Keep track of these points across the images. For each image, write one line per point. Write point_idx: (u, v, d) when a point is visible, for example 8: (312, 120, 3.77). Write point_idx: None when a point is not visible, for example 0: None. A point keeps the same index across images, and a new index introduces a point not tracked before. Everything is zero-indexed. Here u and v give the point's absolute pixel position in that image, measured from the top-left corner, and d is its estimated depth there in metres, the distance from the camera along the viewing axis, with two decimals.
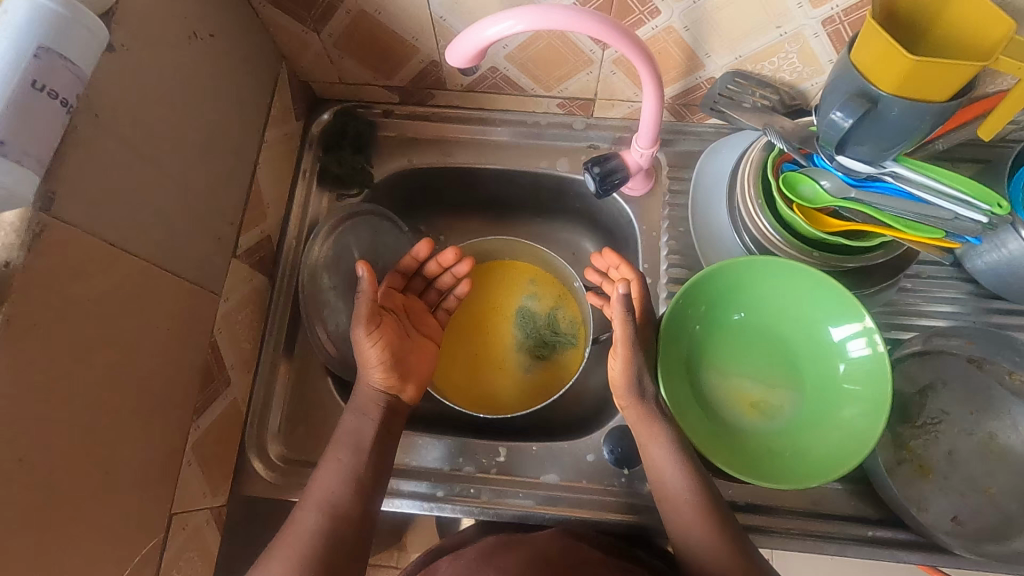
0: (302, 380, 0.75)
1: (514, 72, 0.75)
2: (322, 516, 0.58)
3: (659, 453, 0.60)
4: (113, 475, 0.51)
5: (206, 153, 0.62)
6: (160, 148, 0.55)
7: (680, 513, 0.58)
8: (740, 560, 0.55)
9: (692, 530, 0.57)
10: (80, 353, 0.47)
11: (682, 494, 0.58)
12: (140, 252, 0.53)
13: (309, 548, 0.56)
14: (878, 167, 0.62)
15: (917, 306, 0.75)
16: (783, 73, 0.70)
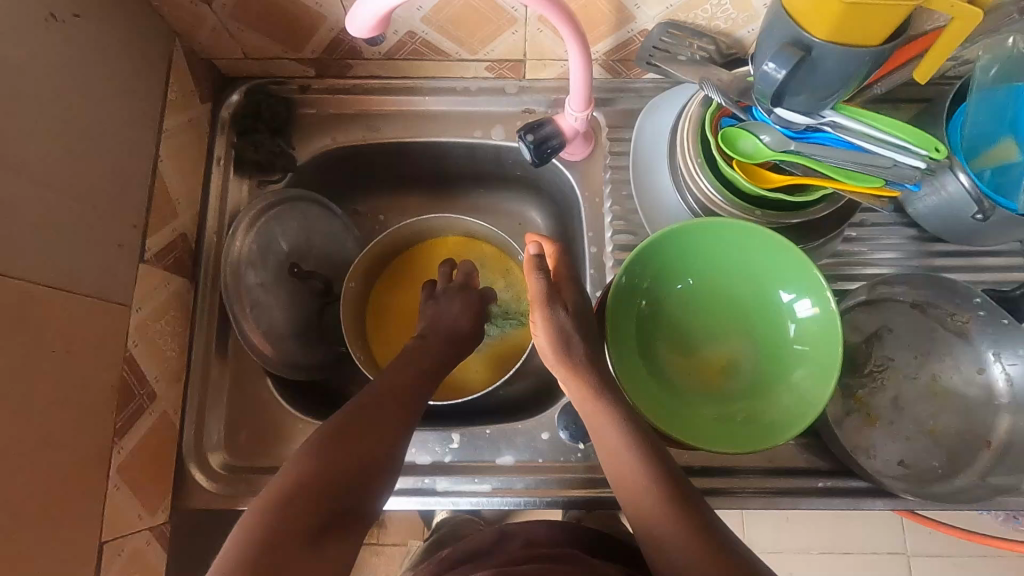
0: (239, 384, 0.71)
1: (434, 36, 0.69)
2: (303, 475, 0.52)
3: (607, 430, 0.58)
4: (24, 514, 0.48)
5: (88, 152, 0.56)
6: (22, 153, 0.49)
7: (638, 500, 0.54)
8: (701, 537, 0.50)
9: (653, 520, 0.52)
10: None
11: (637, 476, 0.55)
12: (18, 272, 0.48)
13: (286, 490, 0.51)
14: (816, 118, 0.60)
15: (862, 255, 0.74)
16: (717, 21, 0.66)
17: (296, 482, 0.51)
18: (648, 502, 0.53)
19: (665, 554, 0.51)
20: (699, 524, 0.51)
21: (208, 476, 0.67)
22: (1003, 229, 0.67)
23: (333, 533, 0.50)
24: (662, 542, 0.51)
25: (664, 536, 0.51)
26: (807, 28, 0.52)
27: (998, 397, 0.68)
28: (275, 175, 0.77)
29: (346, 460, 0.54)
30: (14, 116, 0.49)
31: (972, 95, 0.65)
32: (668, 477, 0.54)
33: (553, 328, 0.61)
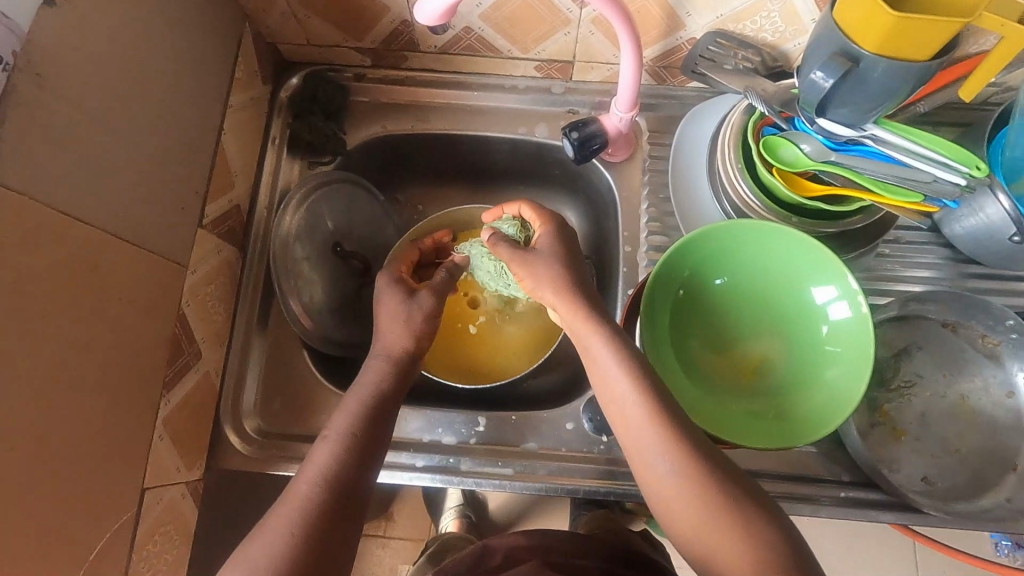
0: (277, 353, 0.74)
1: (489, 33, 0.72)
2: (334, 445, 0.54)
3: (606, 367, 0.55)
4: (80, 451, 0.50)
5: (162, 117, 0.59)
6: (108, 111, 0.53)
7: (629, 424, 0.53)
8: (722, 506, 0.48)
9: (666, 471, 0.50)
10: (33, 326, 0.46)
11: (630, 400, 0.53)
12: (94, 220, 0.51)
13: (328, 458, 0.53)
14: (859, 130, 0.62)
15: (894, 271, 0.75)
16: (765, 33, 0.68)
17: (318, 470, 0.52)
18: (651, 446, 0.51)
19: (658, 475, 0.50)
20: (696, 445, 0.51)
21: (242, 438, 0.70)
22: None
23: (347, 510, 0.51)
24: (657, 467, 0.50)
25: (657, 459, 0.51)
26: (857, 40, 0.54)
27: None
28: (326, 157, 0.80)
29: (333, 472, 0.52)
30: (104, 78, 0.52)
31: (1016, 116, 0.65)
32: (670, 413, 0.52)
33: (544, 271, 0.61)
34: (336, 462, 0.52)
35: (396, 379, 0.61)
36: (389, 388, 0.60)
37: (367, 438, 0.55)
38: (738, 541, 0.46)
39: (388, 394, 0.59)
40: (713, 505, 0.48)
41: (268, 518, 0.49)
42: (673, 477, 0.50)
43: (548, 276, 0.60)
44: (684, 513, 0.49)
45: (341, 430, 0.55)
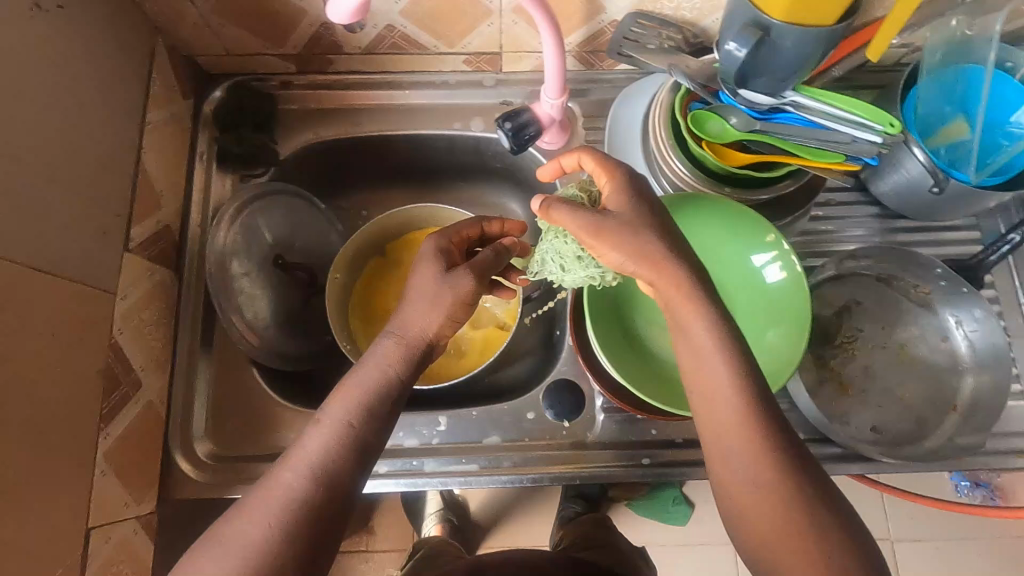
0: (225, 374, 0.72)
1: (413, 29, 0.71)
2: (336, 433, 0.48)
3: (694, 350, 0.50)
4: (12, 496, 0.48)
5: (70, 140, 0.56)
6: (7, 137, 0.50)
7: (722, 413, 0.49)
8: (785, 495, 0.45)
9: (739, 470, 0.48)
10: None
11: (724, 389, 0.48)
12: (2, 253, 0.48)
13: (326, 450, 0.47)
14: (778, 98, 0.63)
15: (827, 232, 0.78)
16: (683, 11, 0.69)
17: (312, 464, 0.46)
18: (735, 439, 0.48)
19: (737, 469, 0.48)
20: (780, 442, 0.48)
21: (194, 465, 0.67)
22: (959, 203, 0.70)
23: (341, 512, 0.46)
24: (734, 459, 0.48)
25: (735, 454, 0.48)
26: (768, 11, 0.56)
27: (961, 361, 0.71)
28: (258, 168, 0.78)
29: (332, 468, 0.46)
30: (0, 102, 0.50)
31: (920, 80, 0.69)
32: (756, 401, 0.48)
33: (627, 244, 0.53)
34: (334, 456, 0.47)
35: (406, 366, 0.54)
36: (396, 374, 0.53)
37: (366, 435, 0.49)
38: (815, 537, 0.44)
39: (396, 384, 0.52)
40: (791, 505, 0.45)
41: (236, 512, 0.44)
42: (753, 471, 0.47)
43: (631, 246, 0.52)
44: (754, 505, 0.46)
45: (337, 419, 0.49)
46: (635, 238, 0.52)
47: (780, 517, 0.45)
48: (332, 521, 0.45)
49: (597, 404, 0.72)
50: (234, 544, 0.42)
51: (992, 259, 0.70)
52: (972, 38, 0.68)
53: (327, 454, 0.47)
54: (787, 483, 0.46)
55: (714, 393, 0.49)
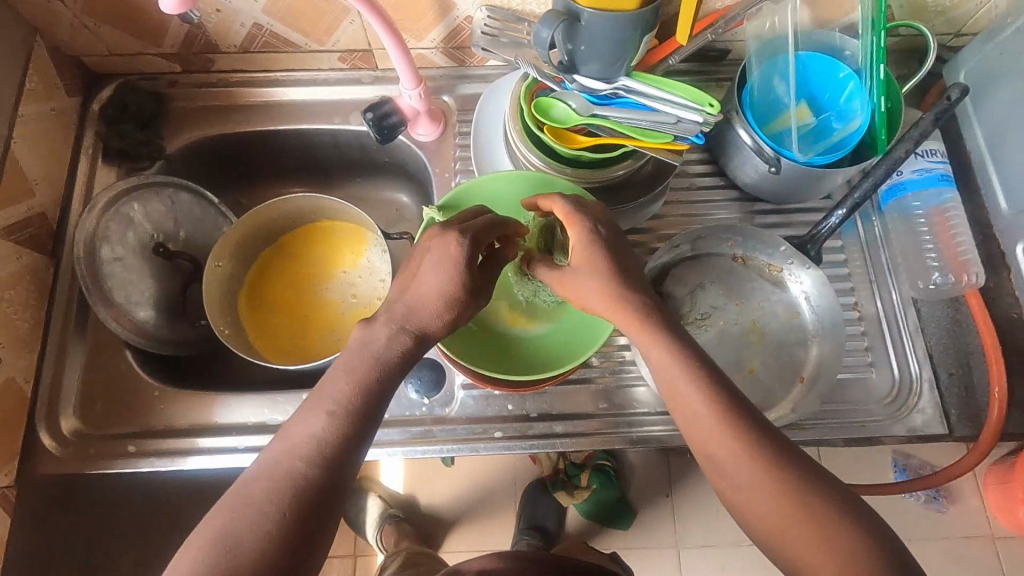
0: (96, 355, 0.74)
1: (280, 28, 0.76)
2: (327, 420, 0.50)
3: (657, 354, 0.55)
4: None
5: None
6: None
7: (700, 423, 0.53)
8: (760, 476, 0.50)
9: (728, 467, 0.52)
10: None
11: (695, 400, 0.53)
12: None
13: (320, 435, 0.49)
14: (611, 83, 0.68)
15: (688, 215, 0.81)
16: (531, 5, 0.74)
17: (308, 449, 0.49)
18: (714, 440, 0.52)
19: (732, 476, 0.52)
20: (749, 437, 0.51)
21: (57, 440, 0.70)
22: (801, 182, 0.73)
23: (331, 497, 0.48)
24: (722, 464, 0.52)
25: (721, 459, 0.52)
26: None
27: (807, 333, 0.74)
28: (144, 163, 0.82)
29: (325, 452, 0.49)
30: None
31: (753, 75, 0.73)
32: (724, 398, 0.53)
33: (603, 286, 0.58)
34: (327, 440, 0.49)
35: (401, 344, 0.55)
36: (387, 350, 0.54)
37: (355, 415, 0.51)
38: (816, 525, 0.48)
39: (388, 368, 0.54)
40: (777, 490, 0.50)
41: (241, 492, 0.47)
42: (746, 476, 0.51)
43: (597, 287, 0.58)
44: (754, 504, 0.50)
45: (331, 402, 0.51)
46: (584, 270, 0.59)
47: (781, 512, 0.49)
48: (323, 506, 0.47)
49: (458, 380, 0.75)
50: (226, 524, 0.45)
51: (825, 233, 0.72)
52: (780, 32, 0.73)
53: (322, 440, 0.49)
54: (772, 478, 0.50)
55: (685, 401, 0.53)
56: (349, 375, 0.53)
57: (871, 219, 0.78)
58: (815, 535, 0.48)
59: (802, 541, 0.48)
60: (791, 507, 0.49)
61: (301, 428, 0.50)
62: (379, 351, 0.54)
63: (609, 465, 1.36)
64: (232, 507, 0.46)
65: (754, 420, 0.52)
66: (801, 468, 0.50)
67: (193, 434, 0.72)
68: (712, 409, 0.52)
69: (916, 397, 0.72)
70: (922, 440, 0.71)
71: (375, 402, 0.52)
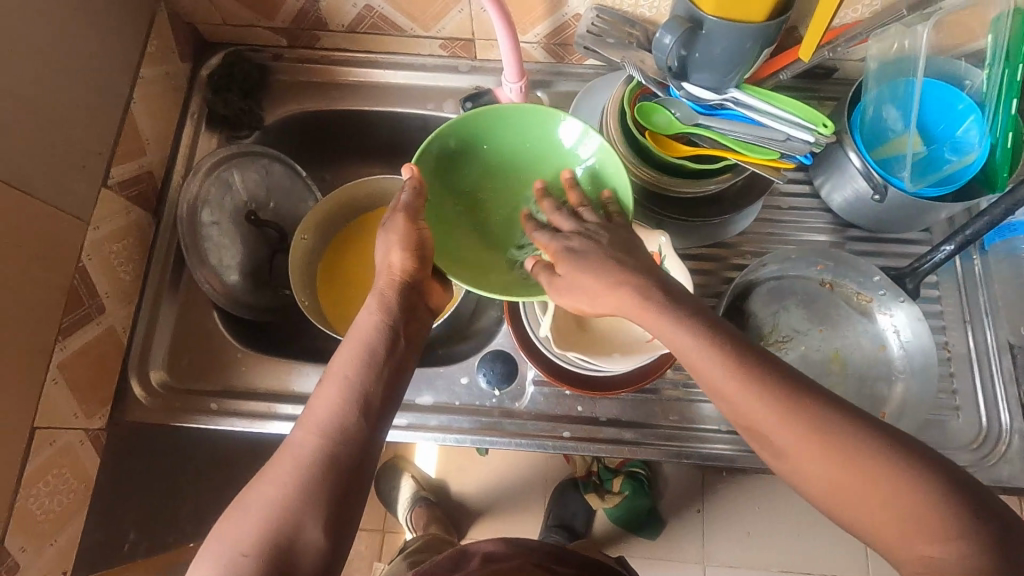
0: (187, 313, 0.78)
1: (390, 11, 0.77)
2: (343, 385, 0.56)
3: (668, 331, 0.53)
4: None
5: (46, 71, 0.62)
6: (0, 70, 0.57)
7: (738, 403, 0.50)
8: (812, 440, 0.47)
9: (788, 448, 0.48)
10: None
11: (723, 378, 0.50)
12: None
13: (344, 401, 0.55)
14: (721, 94, 0.67)
15: (778, 235, 0.80)
16: (641, 9, 0.74)
17: (334, 413, 0.54)
18: (753, 413, 0.49)
19: (799, 464, 0.48)
20: (791, 410, 0.48)
21: (146, 391, 0.73)
22: (905, 213, 0.71)
23: (364, 458, 0.53)
24: (782, 447, 0.48)
25: (778, 436, 0.48)
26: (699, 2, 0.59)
27: (895, 369, 0.72)
28: (243, 131, 0.85)
29: (349, 415, 0.54)
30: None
31: (869, 93, 0.70)
32: (754, 368, 0.50)
33: None
34: (348, 404, 0.54)
35: (398, 323, 0.62)
36: (384, 351, 0.59)
37: (360, 399, 0.55)
38: (886, 492, 0.44)
39: (390, 336, 0.60)
40: (835, 452, 0.46)
41: (280, 460, 0.52)
42: (803, 451, 0.47)
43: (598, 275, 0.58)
44: (815, 482, 0.47)
45: (343, 371, 0.57)
46: (582, 272, 0.59)
47: (848, 486, 0.46)
48: (359, 464, 0.52)
49: (529, 375, 0.75)
50: (262, 516, 0.48)
51: (927, 267, 0.70)
52: (912, 55, 0.69)
53: (347, 406, 0.54)
54: (826, 445, 0.46)
55: (721, 390, 0.51)
56: (353, 345, 0.59)
57: (971, 256, 0.76)
58: (870, 500, 0.45)
59: (864, 511, 0.45)
60: (855, 472, 0.45)
61: (321, 396, 0.55)
62: (377, 331, 0.60)
63: (641, 473, 1.34)
64: (280, 479, 0.50)
65: (783, 386, 0.49)
66: (855, 436, 0.46)
67: (273, 400, 0.75)
68: (741, 385, 0.50)
69: (1005, 445, 0.69)
70: (1006, 492, 0.68)
71: (386, 368, 0.58)
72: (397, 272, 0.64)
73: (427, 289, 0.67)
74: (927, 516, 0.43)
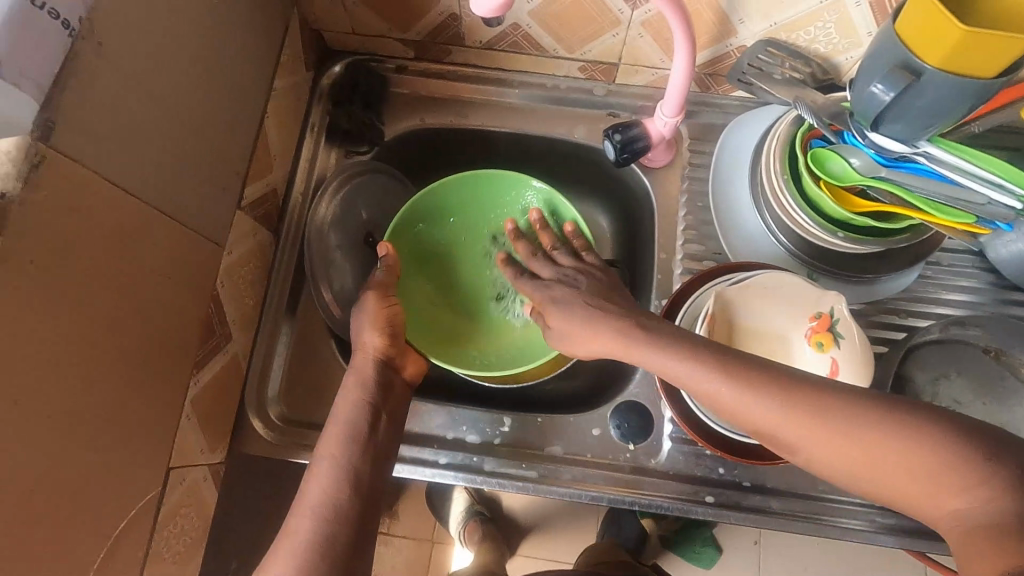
0: (304, 341, 0.74)
1: (537, 31, 0.72)
2: (330, 464, 0.57)
3: (649, 356, 0.56)
4: (124, 430, 0.51)
5: (207, 88, 0.57)
6: (174, 92, 0.53)
7: (752, 416, 0.50)
8: (818, 427, 0.47)
9: (805, 445, 0.48)
10: (86, 304, 0.45)
11: (711, 384, 0.52)
12: (157, 203, 0.51)
13: (334, 484, 0.56)
14: (911, 146, 0.60)
15: (933, 294, 0.74)
16: (818, 44, 0.68)
17: (328, 491, 0.55)
18: (762, 417, 0.50)
19: (797, 447, 0.49)
20: (775, 399, 0.49)
21: (265, 424, 0.69)
22: None
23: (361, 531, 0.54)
24: (796, 445, 0.49)
25: (782, 429, 0.49)
26: (921, 55, 0.53)
27: None
28: (362, 146, 0.80)
29: (333, 499, 0.55)
30: (160, 37, 0.50)
31: None
32: (728, 363, 0.52)
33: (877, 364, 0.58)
34: (336, 487, 0.56)
35: (377, 396, 0.63)
36: (367, 430, 0.60)
37: (345, 478, 0.56)
38: (895, 451, 0.45)
39: (370, 409, 0.62)
40: (835, 427, 0.47)
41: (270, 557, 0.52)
42: (811, 443, 0.48)
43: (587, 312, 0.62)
44: (835, 467, 0.47)
45: (326, 453, 0.58)
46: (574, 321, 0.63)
47: (862, 455, 0.46)
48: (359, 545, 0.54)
49: (666, 430, 0.70)
50: None
51: None
52: None
53: (335, 488, 0.56)
54: (838, 427, 0.47)
55: (722, 403, 0.52)
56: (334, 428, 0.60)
57: None
58: (897, 472, 0.45)
59: (885, 484, 0.46)
60: (864, 455, 0.46)
61: (311, 482, 0.56)
62: (357, 408, 0.62)
63: None
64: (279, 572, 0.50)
65: (774, 379, 0.50)
66: (857, 403, 0.47)
67: None
68: (720, 380, 0.52)
69: None
70: None
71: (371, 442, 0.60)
72: (370, 351, 0.66)
73: (403, 361, 0.68)
74: (941, 470, 0.43)
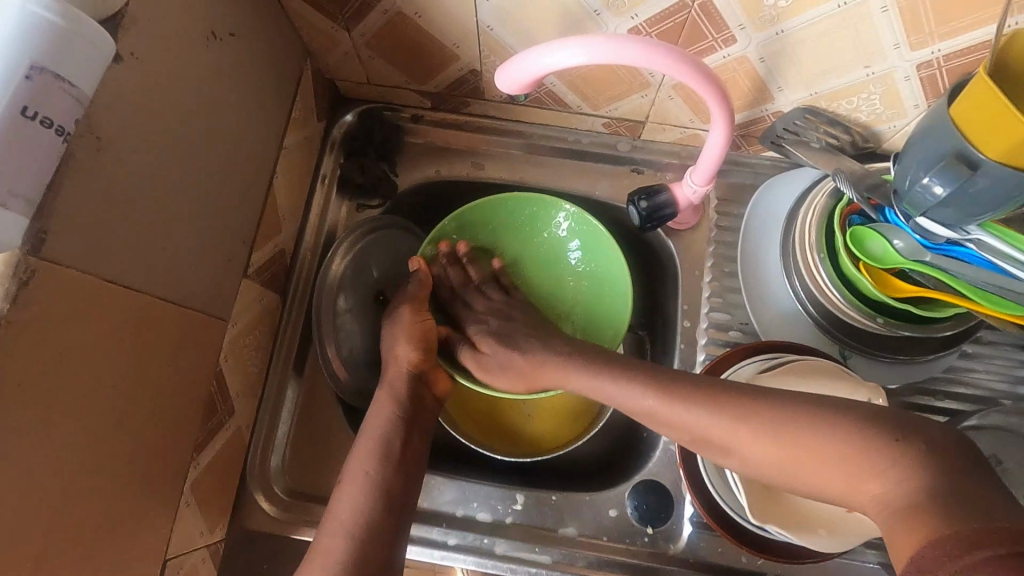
0: (310, 406, 0.71)
1: (561, 89, 0.68)
2: (360, 488, 0.59)
3: (622, 393, 0.59)
4: (120, 533, 0.47)
5: (215, 158, 0.54)
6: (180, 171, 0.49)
7: (736, 448, 0.52)
8: (788, 445, 0.49)
9: (795, 467, 0.49)
10: (80, 415, 0.42)
11: (683, 418, 0.55)
12: (159, 292, 0.48)
13: (358, 512, 0.57)
14: (959, 232, 0.56)
15: (973, 374, 0.70)
16: (860, 113, 0.63)
17: (355, 515, 0.57)
18: (747, 450, 0.51)
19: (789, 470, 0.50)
20: (745, 427, 0.51)
21: (267, 496, 0.66)
22: None
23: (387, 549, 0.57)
24: (783, 471, 0.50)
25: (764, 453, 0.50)
26: (979, 146, 0.49)
27: None
28: (374, 199, 0.77)
29: (362, 523, 0.57)
30: (165, 117, 0.47)
31: None
32: (699, 399, 0.54)
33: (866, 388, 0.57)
34: (365, 511, 0.57)
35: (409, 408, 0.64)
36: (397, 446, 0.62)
37: (376, 499, 0.58)
38: (857, 454, 0.45)
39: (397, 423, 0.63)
40: (803, 442, 0.48)
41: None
42: (805, 468, 0.48)
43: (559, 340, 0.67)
44: (819, 481, 0.48)
45: (357, 470, 0.60)
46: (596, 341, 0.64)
47: (834, 463, 0.47)
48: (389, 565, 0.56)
49: (685, 513, 0.67)
50: None
51: None
52: None
53: (370, 508, 0.58)
54: (809, 441, 0.48)
55: (706, 438, 0.53)
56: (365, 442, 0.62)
57: None
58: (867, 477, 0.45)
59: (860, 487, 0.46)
60: (833, 461, 0.47)
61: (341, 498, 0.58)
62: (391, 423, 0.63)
63: None
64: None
65: (739, 407, 0.52)
66: (821, 414, 0.48)
67: None
68: (699, 411, 0.54)
69: None
70: None
71: (401, 450, 0.62)
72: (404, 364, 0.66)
73: (433, 376, 0.68)
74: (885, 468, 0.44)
